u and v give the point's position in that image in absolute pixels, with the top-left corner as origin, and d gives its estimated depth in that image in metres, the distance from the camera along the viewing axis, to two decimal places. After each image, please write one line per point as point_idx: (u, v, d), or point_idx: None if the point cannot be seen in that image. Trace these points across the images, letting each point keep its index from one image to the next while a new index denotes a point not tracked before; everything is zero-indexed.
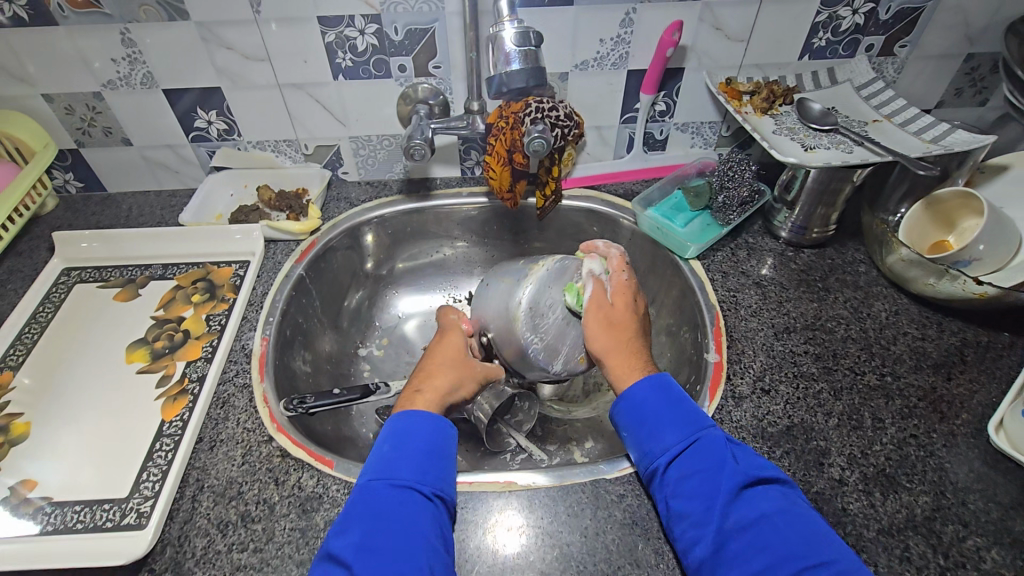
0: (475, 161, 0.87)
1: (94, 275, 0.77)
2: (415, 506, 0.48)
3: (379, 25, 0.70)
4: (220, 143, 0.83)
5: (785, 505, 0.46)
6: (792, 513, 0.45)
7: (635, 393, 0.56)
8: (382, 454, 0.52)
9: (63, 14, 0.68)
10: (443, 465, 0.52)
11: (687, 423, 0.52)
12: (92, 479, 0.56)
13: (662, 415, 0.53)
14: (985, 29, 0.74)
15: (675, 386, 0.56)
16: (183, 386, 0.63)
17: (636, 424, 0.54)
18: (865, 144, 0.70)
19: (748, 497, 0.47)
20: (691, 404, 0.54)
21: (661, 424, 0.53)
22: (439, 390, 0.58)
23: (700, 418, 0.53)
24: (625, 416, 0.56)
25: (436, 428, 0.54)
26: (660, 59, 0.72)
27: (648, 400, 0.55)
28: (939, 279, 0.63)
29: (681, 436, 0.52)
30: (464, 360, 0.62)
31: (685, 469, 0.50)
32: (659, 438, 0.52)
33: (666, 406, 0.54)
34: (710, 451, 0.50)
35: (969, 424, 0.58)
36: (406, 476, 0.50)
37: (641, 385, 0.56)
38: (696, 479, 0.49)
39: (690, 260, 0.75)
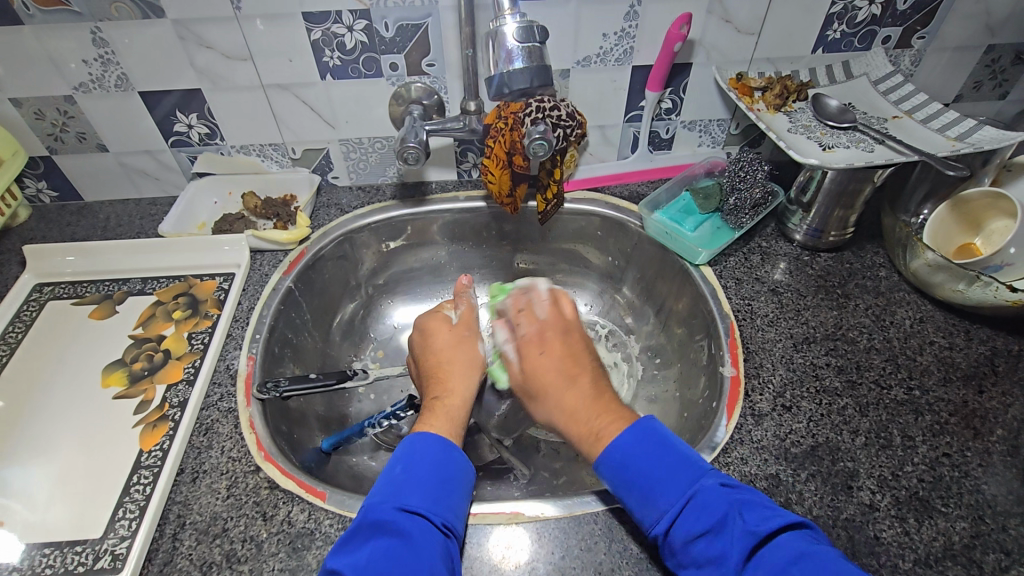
0: (473, 163, 0.83)
1: (69, 291, 0.73)
2: (426, 534, 0.45)
3: (369, 20, 0.66)
4: (202, 148, 0.78)
5: (809, 546, 0.40)
6: (817, 551, 0.40)
7: (619, 447, 0.49)
8: (393, 476, 0.49)
9: (29, 12, 0.63)
10: (455, 494, 0.49)
11: (680, 477, 0.46)
12: (63, 517, 0.51)
13: (651, 472, 0.47)
14: (1007, 19, 0.70)
15: (657, 430, 0.50)
16: (163, 412, 0.59)
17: (625, 486, 0.48)
18: (887, 142, 0.67)
19: (766, 548, 0.41)
20: (680, 448, 0.48)
21: (652, 484, 0.46)
22: (461, 383, 0.59)
23: (692, 465, 0.47)
24: (614, 479, 0.48)
25: (449, 451, 0.51)
26: (666, 55, 0.68)
27: (631, 456, 0.48)
28: (970, 285, 0.60)
29: (673, 497, 0.45)
30: (461, 339, 0.63)
31: (689, 530, 0.43)
32: (654, 502, 0.46)
33: (652, 460, 0.47)
34: (710, 507, 0.44)
35: (1005, 440, 0.54)
36: (417, 501, 0.47)
37: (621, 440, 0.49)
38: (701, 545, 0.42)
39: (701, 266, 0.72)
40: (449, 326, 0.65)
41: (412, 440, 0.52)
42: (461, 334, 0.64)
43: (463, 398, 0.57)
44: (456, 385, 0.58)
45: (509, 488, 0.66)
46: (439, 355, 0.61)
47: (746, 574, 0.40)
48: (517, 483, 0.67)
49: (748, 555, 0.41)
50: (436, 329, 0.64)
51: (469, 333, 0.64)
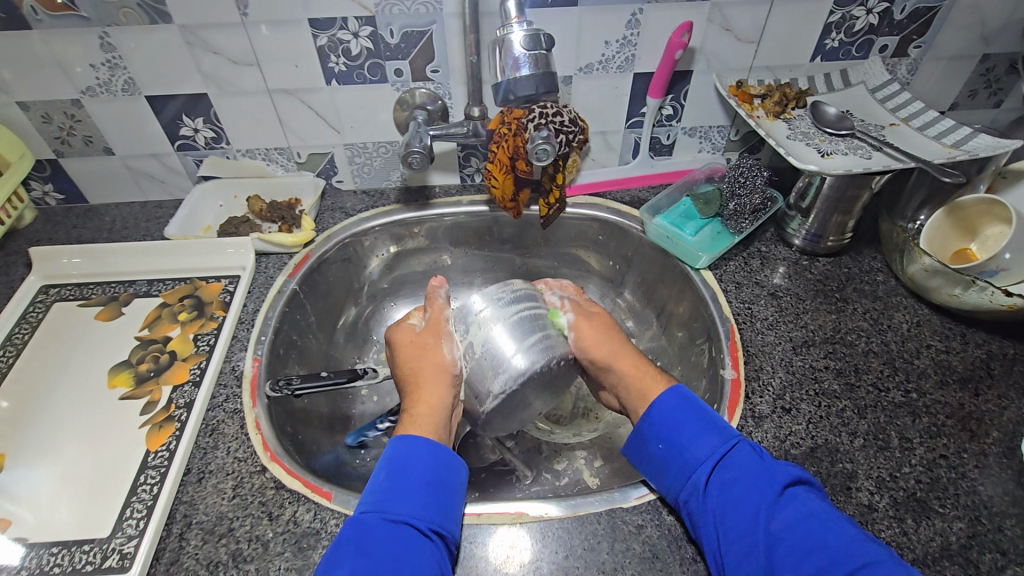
0: (476, 168, 0.84)
1: (75, 292, 0.73)
2: (410, 542, 0.45)
3: (374, 27, 0.67)
4: (208, 152, 0.79)
5: (825, 504, 0.46)
6: (834, 507, 0.45)
7: (665, 402, 0.55)
8: (379, 484, 0.49)
9: (37, 17, 0.64)
10: (443, 498, 0.49)
11: (719, 432, 0.52)
12: (70, 517, 0.52)
13: (693, 427, 0.52)
14: (1002, 29, 0.71)
15: (696, 398, 0.56)
16: (169, 412, 0.59)
17: (668, 436, 0.53)
18: (884, 149, 0.68)
19: (792, 500, 0.46)
20: (716, 413, 0.54)
21: (694, 434, 0.52)
22: (432, 393, 0.56)
23: (729, 427, 0.52)
24: (656, 428, 0.54)
25: (433, 456, 0.51)
26: (668, 62, 0.69)
27: (677, 409, 0.54)
28: (965, 289, 0.61)
29: (717, 445, 0.51)
30: (426, 347, 0.59)
31: (726, 476, 0.49)
32: (696, 447, 0.51)
33: (695, 417, 0.53)
34: (746, 460, 0.49)
35: (1000, 442, 0.55)
36: (401, 509, 0.47)
37: (666, 397, 0.55)
38: (741, 488, 0.47)
39: (701, 270, 0.72)
40: (415, 336, 0.61)
41: (397, 444, 0.52)
42: (424, 341, 0.60)
43: (432, 409, 0.55)
44: (426, 399, 0.56)
45: (511, 490, 0.67)
46: (411, 370, 0.59)
47: (779, 512, 0.46)
48: (519, 485, 0.67)
49: (781, 496, 0.47)
50: (405, 340, 0.61)
51: (434, 338, 0.59)
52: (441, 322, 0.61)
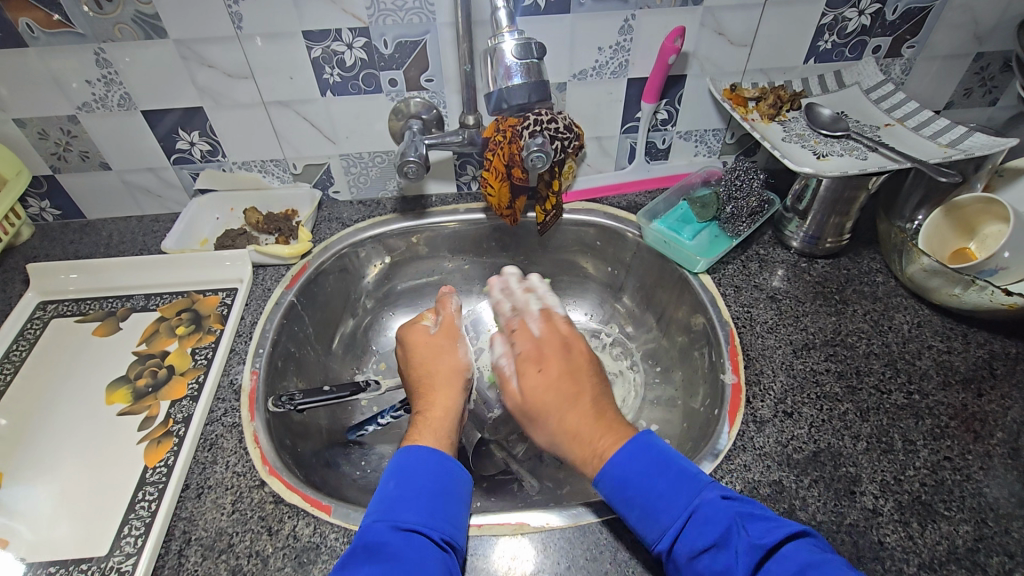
0: (472, 176, 0.84)
1: (72, 308, 0.73)
2: (425, 551, 0.45)
3: (368, 38, 0.67)
4: (204, 165, 0.79)
5: (815, 557, 0.40)
6: (823, 563, 0.40)
7: (611, 467, 0.48)
8: (386, 492, 0.49)
9: (33, 34, 0.64)
10: (450, 507, 0.49)
11: (678, 493, 0.45)
12: (68, 535, 0.51)
13: (652, 488, 0.46)
14: (994, 28, 0.71)
15: (653, 445, 0.49)
16: (167, 427, 0.59)
17: (626, 504, 0.47)
18: (880, 150, 0.68)
19: (766, 570, 0.41)
20: (677, 462, 0.47)
21: (651, 500, 0.46)
22: (446, 392, 0.57)
23: (691, 479, 0.46)
24: (610, 495, 0.48)
25: (443, 465, 0.51)
26: (661, 67, 0.69)
27: (631, 470, 0.47)
28: (965, 289, 0.60)
29: (676, 510, 0.45)
30: (442, 349, 0.61)
31: (691, 548, 0.43)
32: (655, 518, 0.45)
33: (651, 474, 0.47)
34: (712, 522, 0.43)
35: (1005, 443, 0.54)
36: (412, 517, 0.47)
37: (618, 456, 0.48)
38: (706, 559, 0.42)
39: (699, 274, 0.72)
40: (425, 344, 0.62)
41: (403, 453, 0.52)
42: (440, 344, 0.61)
43: (447, 408, 0.56)
44: (441, 400, 0.57)
45: (513, 499, 0.66)
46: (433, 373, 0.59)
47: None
48: (522, 494, 0.67)
49: (755, 567, 0.41)
50: (422, 347, 0.62)
51: (450, 341, 0.62)
52: (455, 328, 0.63)
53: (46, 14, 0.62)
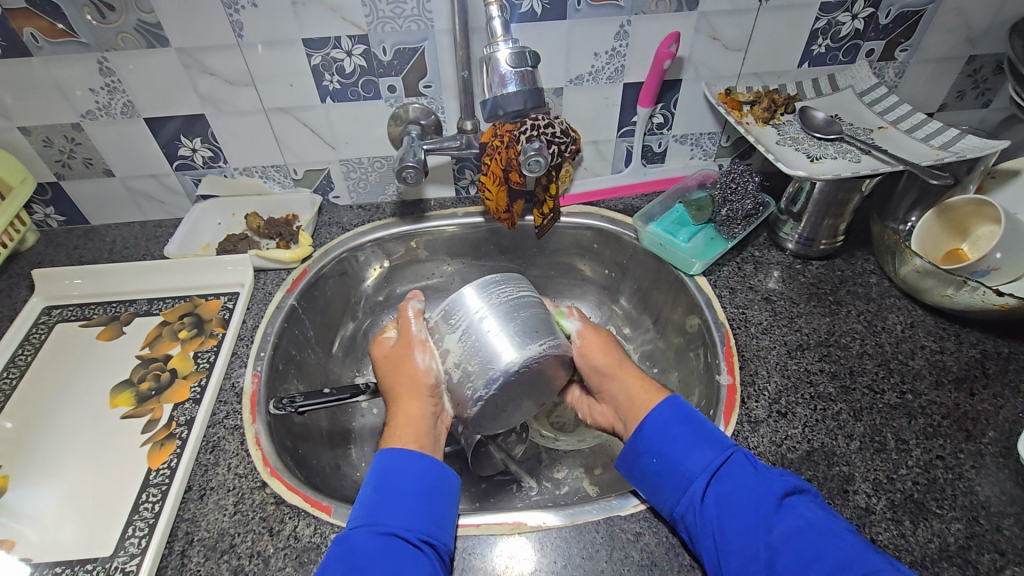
0: (470, 180, 0.85)
1: (76, 313, 0.74)
2: (402, 552, 0.46)
3: (367, 45, 0.68)
4: (206, 171, 0.80)
5: (825, 512, 0.46)
6: (833, 517, 0.45)
7: (657, 418, 0.54)
8: (367, 497, 0.50)
9: (38, 44, 0.65)
10: (431, 508, 0.50)
11: (713, 443, 0.51)
12: (72, 537, 0.52)
13: (689, 437, 0.52)
14: (986, 31, 0.72)
15: (688, 406, 0.55)
16: (170, 430, 0.60)
17: (665, 450, 0.52)
18: (873, 153, 0.69)
19: (789, 509, 0.46)
20: (711, 422, 0.53)
21: (689, 447, 0.51)
22: (414, 406, 0.56)
23: (723, 435, 0.52)
24: (650, 444, 0.53)
25: (421, 464, 0.52)
26: (657, 72, 0.70)
27: (673, 421, 0.53)
28: (958, 289, 0.61)
29: (712, 457, 0.50)
30: (401, 359, 0.58)
31: (724, 488, 0.48)
32: (692, 461, 0.50)
33: (690, 427, 0.53)
34: (745, 468, 0.49)
35: (997, 442, 0.55)
36: (391, 521, 0.48)
37: (662, 410, 0.55)
38: (740, 498, 0.47)
39: (695, 276, 0.73)
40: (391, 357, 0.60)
41: (383, 456, 0.53)
42: (399, 354, 0.58)
43: (413, 422, 0.55)
44: (404, 413, 0.55)
45: (511, 499, 0.67)
46: (396, 386, 0.57)
47: (777, 524, 0.46)
48: (521, 494, 0.68)
49: (778, 507, 0.46)
50: (387, 357, 0.60)
51: (407, 350, 0.58)
52: (413, 334, 0.58)
53: (51, 24, 0.63)
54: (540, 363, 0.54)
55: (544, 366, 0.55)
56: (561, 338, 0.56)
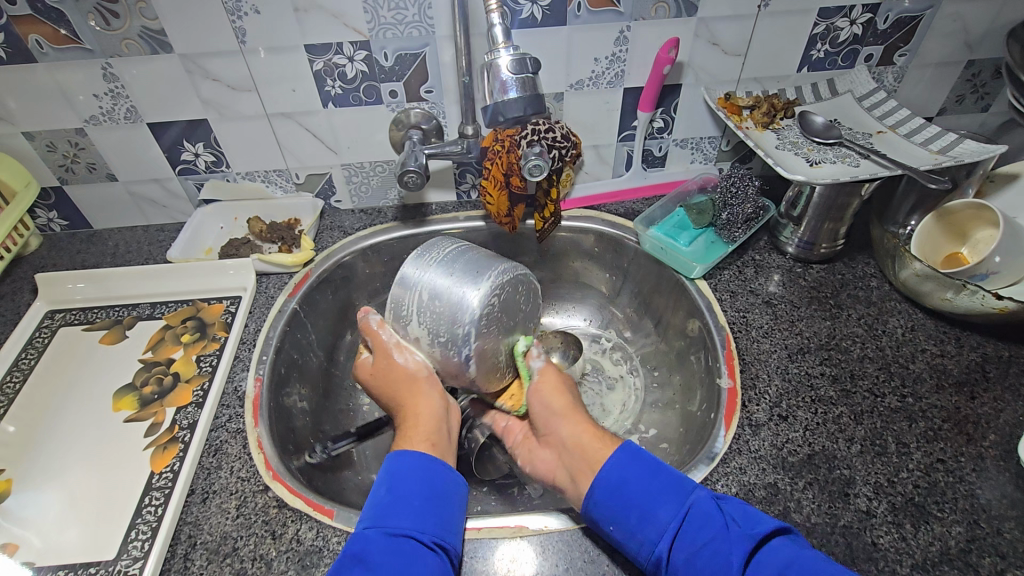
0: (471, 184, 0.85)
1: (79, 317, 0.75)
2: (415, 555, 0.46)
3: (369, 51, 0.69)
4: (209, 176, 0.81)
5: (800, 550, 0.42)
6: (807, 554, 0.41)
7: (609, 474, 0.49)
8: (379, 498, 0.50)
9: (42, 50, 0.66)
10: (443, 510, 0.50)
11: (671, 496, 0.47)
12: (76, 540, 0.53)
13: (645, 490, 0.48)
14: (984, 35, 0.73)
15: (645, 453, 0.51)
16: (173, 434, 0.60)
17: (622, 510, 0.48)
18: (872, 157, 0.69)
19: (757, 562, 0.42)
20: (669, 467, 0.49)
21: (647, 506, 0.47)
22: (423, 406, 0.56)
23: (683, 482, 0.48)
24: (604, 505, 0.49)
25: (433, 467, 0.52)
26: (656, 77, 0.71)
27: (627, 473, 0.49)
28: (957, 293, 0.61)
29: (672, 513, 0.46)
30: (388, 367, 0.58)
31: (688, 548, 0.44)
32: (651, 521, 0.46)
33: (646, 477, 0.48)
34: (707, 520, 0.45)
35: (998, 445, 0.55)
36: (403, 523, 0.47)
37: (611, 463, 0.50)
38: (703, 557, 0.43)
39: (696, 280, 0.73)
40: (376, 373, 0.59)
41: (394, 458, 0.52)
42: (383, 364, 0.59)
43: (424, 422, 0.55)
44: (415, 413, 0.56)
45: (513, 502, 0.67)
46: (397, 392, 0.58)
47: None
48: (522, 497, 0.68)
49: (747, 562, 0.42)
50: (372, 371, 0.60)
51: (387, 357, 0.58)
52: (384, 342, 0.58)
53: (55, 30, 0.64)
54: (501, 290, 0.54)
55: (506, 293, 0.55)
56: (510, 265, 0.56)
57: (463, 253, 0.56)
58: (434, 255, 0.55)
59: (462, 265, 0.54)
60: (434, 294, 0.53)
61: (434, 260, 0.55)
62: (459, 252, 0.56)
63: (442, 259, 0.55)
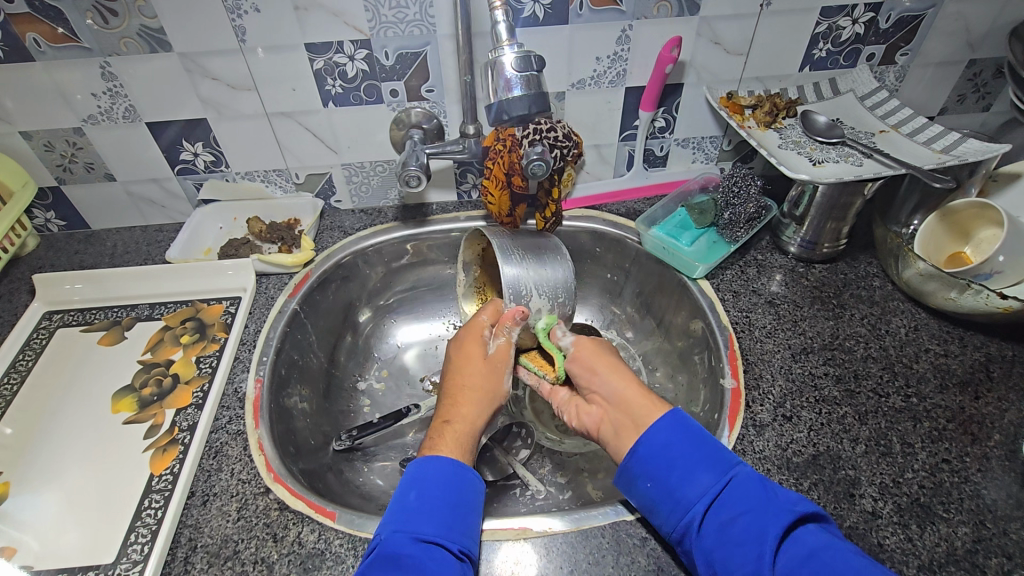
0: (472, 184, 0.84)
1: (77, 318, 0.74)
2: (444, 562, 0.45)
3: (369, 50, 0.68)
4: (207, 175, 0.80)
5: (832, 539, 0.42)
6: (839, 543, 0.42)
7: (657, 435, 0.51)
8: (406, 502, 0.49)
9: (40, 49, 0.65)
10: (468, 520, 0.49)
11: (715, 464, 0.48)
12: (75, 543, 0.52)
13: (688, 456, 0.49)
14: (986, 35, 0.73)
15: (692, 421, 0.52)
16: (173, 435, 0.60)
17: (664, 470, 0.49)
18: (875, 156, 0.69)
19: (794, 538, 0.43)
20: (714, 440, 0.50)
21: (690, 469, 0.48)
22: (473, 411, 0.57)
23: (726, 455, 0.49)
24: (646, 463, 0.50)
25: (461, 474, 0.52)
26: (658, 76, 0.70)
27: (673, 438, 0.50)
28: (961, 292, 0.61)
29: (714, 479, 0.47)
30: (491, 369, 0.61)
31: (726, 514, 0.45)
32: (694, 482, 0.47)
33: (691, 445, 0.49)
34: (747, 492, 0.46)
35: (1002, 445, 0.55)
36: (431, 530, 0.47)
37: (659, 424, 0.51)
38: (740, 525, 0.44)
39: (698, 280, 0.73)
40: (482, 352, 0.62)
41: (423, 462, 0.52)
42: (494, 363, 0.61)
43: (463, 428, 0.56)
44: (467, 411, 0.57)
45: (515, 503, 0.67)
46: (471, 386, 0.59)
47: (780, 555, 0.42)
48: (525, 499, 0.67)
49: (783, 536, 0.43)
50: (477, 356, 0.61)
51: (501, 365, 0.61)
52: (508, 354, 0.62)
53: (52, 28, 0.63)
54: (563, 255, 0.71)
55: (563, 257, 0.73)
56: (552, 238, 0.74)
57: (527, 240, 0.71)
58: (508, 252, 0.67)
59: (534, 247, 0.69)
60: (544, 271, 0.67)
61: (514, 255, 0.67)
62: (543, 242, 0.71)
63: (517, 251, 0.68)
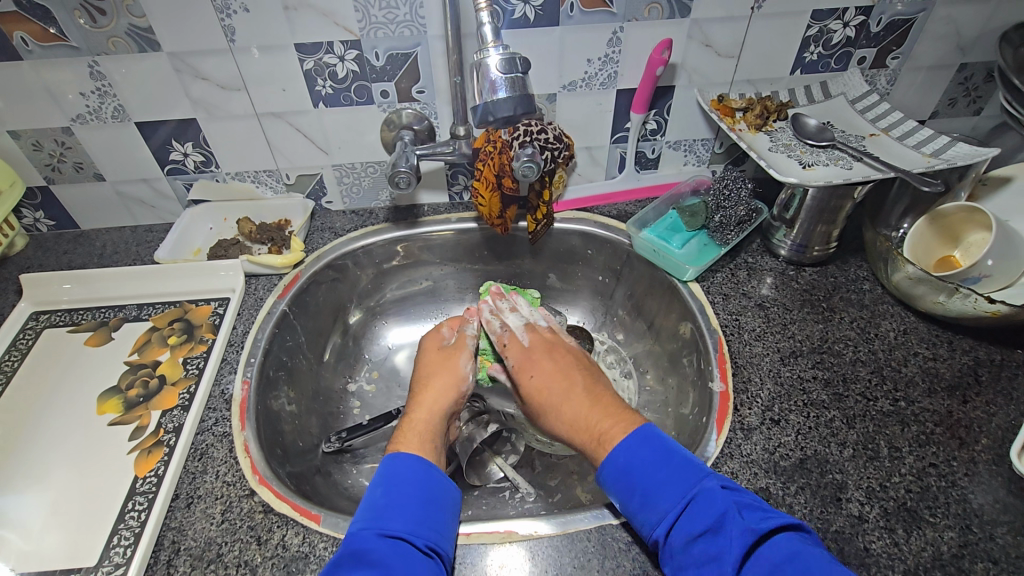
0: (463, 186, 0.84)
1: (65, 318, 0.73)
2: (410, 558, 0.45)
3: (359, 50, 0.68)
4: (197, 175, 0.80)
5: (802, 548, 0.42)
6: (810, 551, 0.42)
7: (619, 455, 0.51)
8: (375, 500, 0.50)
9: (28, 48, 0.65)
10: (437, 516, 0.49)
11: (678, 481, 0.48)
12: (58, 545, 0.52)
13: (651, 477, 0.49)
14: (977, 38, 0.73)
15: (658, 435, 0.52)
16: (158, 437, 0.59)
17: (627, 491, 0.49)
18: (864, 160, 0.69)
19: (756, 556, 0.43)
20: (681, 453, 0.50)
21: (651, 490, 0.48)
22: (432, 399, 0.61)
23: (693, 468, 0.49)
24: (615, 485, 0.50)
25: (429, 472, 0.52)
26: (649, 78, 0.70)
27: (635, 459, 0.50)
28: (949, 296, 0.61)
29: (675, 499, 0.47)
30: (448, 357, 0.66)
31: (687, 534, 0.45)
32: (656, 505, 0.47)
33: (656, 464, 0.50)
34: (708, 510, 0.45)
35: (989, 449, 0.55)
36: (399, 525, 0.47)
37: (622, 446, 0.52)
38: (702, 545, 0.44)
39: (688, 282, 0.73)
40: (442, 348, 0.68)
41: (390, 460, 0.53)
42: (450, 354, 0.67)
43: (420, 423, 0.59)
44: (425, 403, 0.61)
45: (503, 505, 0.67)
46: (431, 383, 0.63)
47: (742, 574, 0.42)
48: (514, 501, 0.67)
49: (745, 554, 0.43)
50: (437, 355, 0.67)
51: (456, 354, 0.67)
52: (464, 345, 0.68)
53: (40, 27, 0.63)
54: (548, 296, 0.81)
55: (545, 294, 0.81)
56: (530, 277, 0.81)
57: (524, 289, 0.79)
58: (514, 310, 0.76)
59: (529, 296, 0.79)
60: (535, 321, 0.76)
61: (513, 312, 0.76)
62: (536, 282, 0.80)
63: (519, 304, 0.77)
